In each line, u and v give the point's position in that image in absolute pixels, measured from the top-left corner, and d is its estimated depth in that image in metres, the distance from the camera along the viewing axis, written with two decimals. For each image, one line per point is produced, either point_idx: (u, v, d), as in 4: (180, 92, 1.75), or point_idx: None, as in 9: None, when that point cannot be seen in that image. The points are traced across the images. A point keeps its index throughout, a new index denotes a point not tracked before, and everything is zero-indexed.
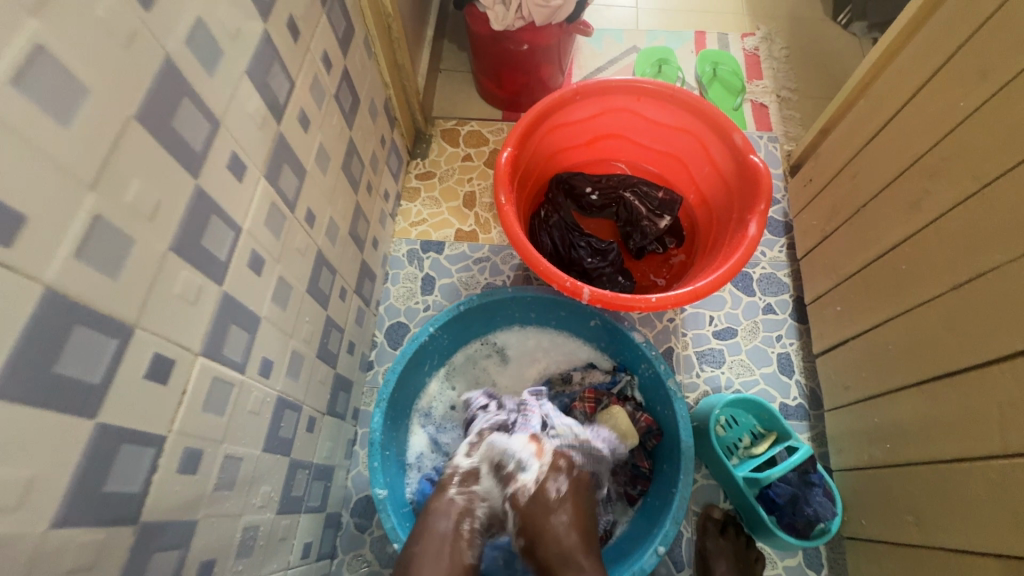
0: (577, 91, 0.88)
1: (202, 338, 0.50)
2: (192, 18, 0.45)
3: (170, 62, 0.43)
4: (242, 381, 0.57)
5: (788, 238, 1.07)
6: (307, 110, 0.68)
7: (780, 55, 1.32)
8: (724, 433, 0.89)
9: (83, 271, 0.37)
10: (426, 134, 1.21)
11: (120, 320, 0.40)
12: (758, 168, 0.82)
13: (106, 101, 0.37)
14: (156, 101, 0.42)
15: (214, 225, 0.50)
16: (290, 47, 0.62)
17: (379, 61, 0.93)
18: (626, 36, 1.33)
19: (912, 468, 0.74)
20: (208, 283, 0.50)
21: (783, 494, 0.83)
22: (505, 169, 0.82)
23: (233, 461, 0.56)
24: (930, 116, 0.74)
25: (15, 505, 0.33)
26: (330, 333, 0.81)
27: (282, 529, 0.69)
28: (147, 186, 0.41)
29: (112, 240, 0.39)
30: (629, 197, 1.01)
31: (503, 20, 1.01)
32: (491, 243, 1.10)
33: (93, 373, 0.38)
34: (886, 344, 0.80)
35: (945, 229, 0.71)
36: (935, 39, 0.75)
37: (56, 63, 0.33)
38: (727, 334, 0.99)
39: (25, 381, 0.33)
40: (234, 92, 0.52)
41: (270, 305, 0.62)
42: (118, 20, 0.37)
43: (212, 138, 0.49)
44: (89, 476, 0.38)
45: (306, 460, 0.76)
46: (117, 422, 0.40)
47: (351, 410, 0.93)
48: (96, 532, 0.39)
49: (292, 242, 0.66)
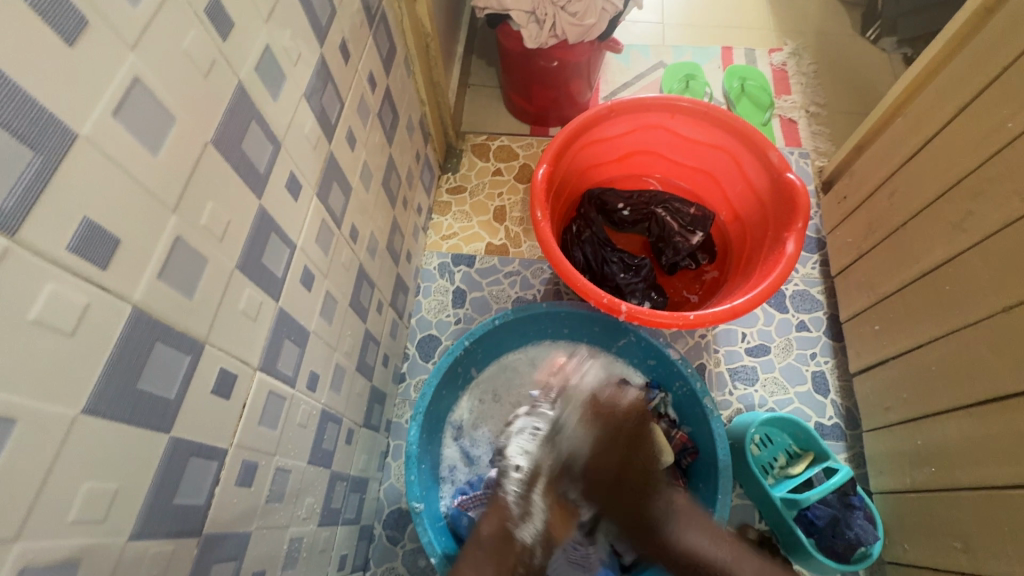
0: (612, 108, 0.89)
1: (260, 353, 0.51)
2: (261, 45, 0.47)
3: (242, 88, 0.45)
4: (292, 394, 0.58)
5: (821, 255, 1.06)
6: (353, 129, 0.69)
7: (809, 71, 1.31)
8: (759, 452, 0.87)
9: (162, 289, 0.38)
10: (456, 149, 1.22)
11: (193, 337, 0.41)
12: (796, 185, 0.82)
13: (186, 127, 0.39)
14: (229, 125, 0.44)
15: (273, 243, 0.52)
16: (340, 69, 0.63)
17: (416, 80, 0.95)
18: (653, 52, 1.34)
19: (961, 493, 0.73)
20: (267, 300, 0.52)
21: (823, 516, 0.82)
22: (541, 186, 0.83)
23: (282, 474, 0.57)
24: (969, 140, 0.75)
25: (101, 517, 0.35)
26: (368, 346, 0.83)
27: (322, 540, 0.70)
28: (219, 208, 0.43)
29: (188, 261, 0.40)
30: (662, 213, 1.02)
31: (536, 39, 1.02)
32: (522, 257, 1.11)
33: (169, 389, 0.40)
34: (928, 365, 0.80)
35: (990, 251, 0.71)
36: (974, 64, 0.75)
37: (148, 94, 0.35)
38: (760, 351, 0.98)
39: (114, 398, 0.35)
40: (293, 115, 0.53)
41: (318, 319, 0.63)
42: (200, 51, 0.39)
43: (274, 158, 0.51)
44: (163, 489, 0.40)
45: (344, 472, 0.77)
46: (187, 436, 0.42)
47: (384, 423, 0.94)
48: (167, 543, 0.41)
49: (338, 257, 0.68)
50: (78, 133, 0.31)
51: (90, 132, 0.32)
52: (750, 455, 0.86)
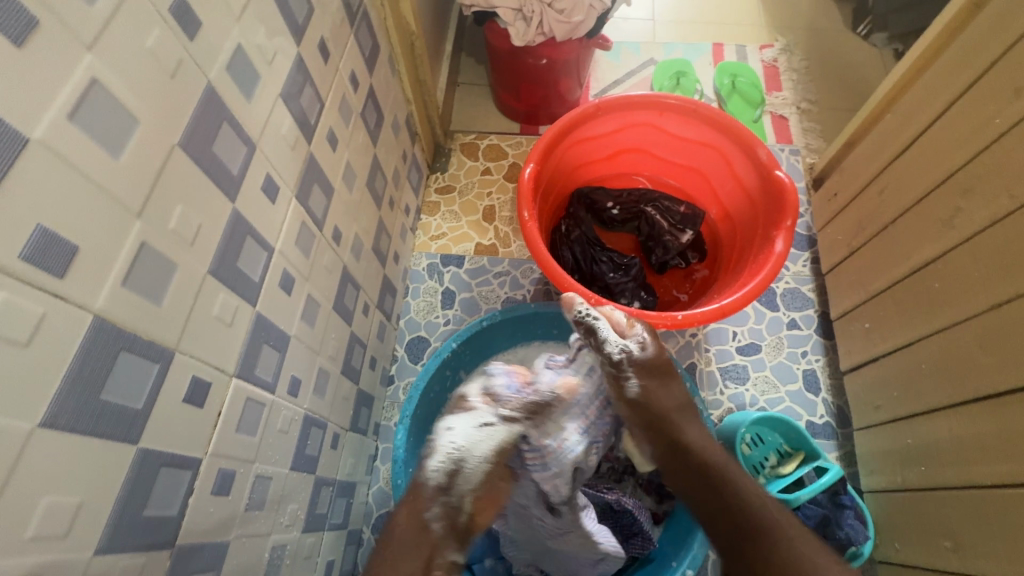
0: (599, 106, 0.88)
1: (236, 359, 0.50)
2: (232, 45, 0.45)
3: (212, 89, 0.43)
4: (272, 401, 0.57)
5: (812, 253, 1.05)
6: (335, 129, 0.68)
7: (799, 67, 1.31)
8: (750, 452, 0.86)
9: (128, 296, 0.37)
10: (445, 148, 1.21)
11: (162, 345, 0.40)
12: (785, 184, 0.81)
13: (150, 129, 0.38)
14: (198, 127, 0.42)
15: (249, 247, 0.51)
16: (320, 68, 0.62)
17: (402, 79, 0.94)
18: (643, 49, 1.33)
19: (951, 492, 0.72)
20: (243, 305, 0.51)
21: (814, 516, 0.80)
22: (528, 185, 0.82)
23: (263, 481, 0.56)
24: (957, 136, 0.74)
25: (62, 532, 0.34)
26: (353, 349, 0.82)
27: (307, 547, 0.69)
28: (189, 212, 0.42)
29: (154, 267, 0.39)
30: (651, 211, 1.01)
31: (524, 36, 1.01)
32: (511, 257, 1.10)
33: (136, 399, 0.39)
34: (917, 362, 0.79)
35: (981, 247, 0.70)
36: (963, 59, 0.74)
37: (108, 95, 0.34)
38: (751, 350, 0.98)
39: (75, 409, 0.34)
40: (269, 116, 0.52)
41: (299, 323, 0.62)
42: (164, 51, 0.38)
43: (249, 160, 0.50)
44: (131, 501, 0.39)
45: (330, 477, 0.76)
46: (157, 447, 0.41)
47: (372, 426, 0.93)
48: (137, 557, 0.40)
49: (320, 259, 0.67)
50: (30, 138, 0.30)
51: (44, 136, 0.30)
52: (741, 455, 0.85)
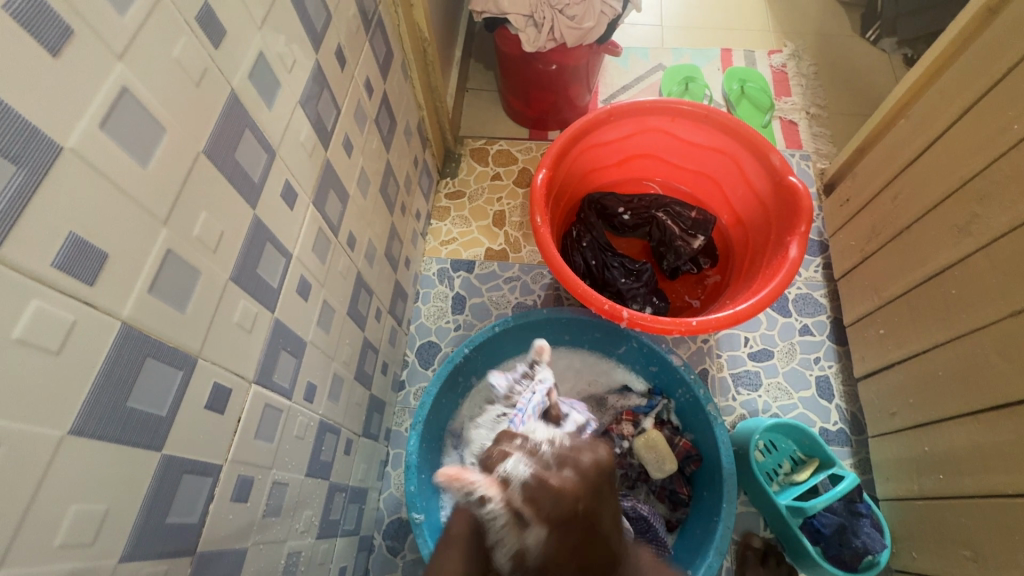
0: (612, 111, 0.88)
1: (255, 365, 0.50)
2: (254, 52, 0.46)
3: (234, 96, 0.44)
4: (289, 407, 0.57)
5: (824, 258, 1.05)
6: (350, 135, 0.68)
7: (809, 72, 1.31)
8: (763, 459, 0.87)
9: (154, 304, 0.37)
10: (455, 153, 1.21)
11: (186, 352, 0.40)
12: (799, 189, 0.81)
13: (176, 137, 0.38)
14: (222, 134, 0.43)
15: (268, 253, 0.51)
16: (337, 74, 0.62)
17: (413, 84, 0.94)
18: (652, 54, 1.34)
19: (969, 500, 0.72)
20: (262, 311, 0.51)
21: (830, 524, 0.81)
22: (540, 190, 0.82)
23: (279, 487, 0.56)
24: (974, 141, 0.74)
25: (89, 540, 0.34)
26: (366, 354, 0.82)
27: (321, 553, 0.69)
28: (212, 219, 0.42)
29: (179, 274, 0.39)
30: (662, 217, 1.01)
31: (535, 43, 1.02)
32: (522, 262, 1.10)
33: (160, 406, 0.39)
34: (934, 369, 0.79)
35: (999, 253, 0.70)
36: (979, 64, 0.74)
37: (137, 103, 0.34)
38: (763, 356, 0.97)
39: (102, 417, 0.34)
40: (288, 123, 0.53)
41: (315, 329, 0.62)
42: (190, 61, 0.38)
43: (269, 167, 0.50)
44: (155, 508, 0.39)
45: (343, 483, 0.75)
46: (180, 454, 0.41)
47: (383, 431, 0.93)
48: (160, 564, 0.40)
49: (335, 266, 0.67)
50: (64, 146, 0.30)
51: (76, 144, 0.31)
52: (755, 462, 0.85)
